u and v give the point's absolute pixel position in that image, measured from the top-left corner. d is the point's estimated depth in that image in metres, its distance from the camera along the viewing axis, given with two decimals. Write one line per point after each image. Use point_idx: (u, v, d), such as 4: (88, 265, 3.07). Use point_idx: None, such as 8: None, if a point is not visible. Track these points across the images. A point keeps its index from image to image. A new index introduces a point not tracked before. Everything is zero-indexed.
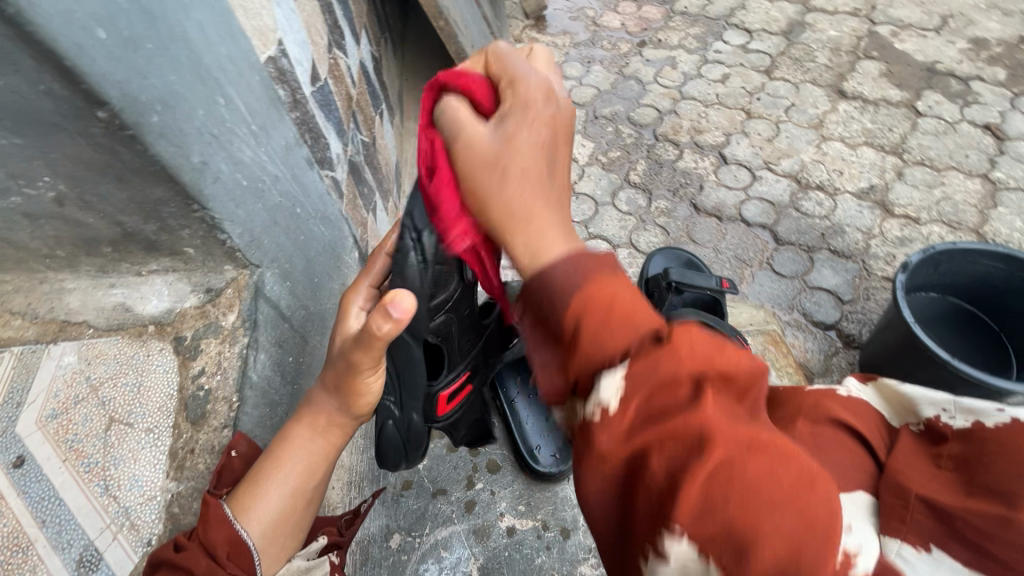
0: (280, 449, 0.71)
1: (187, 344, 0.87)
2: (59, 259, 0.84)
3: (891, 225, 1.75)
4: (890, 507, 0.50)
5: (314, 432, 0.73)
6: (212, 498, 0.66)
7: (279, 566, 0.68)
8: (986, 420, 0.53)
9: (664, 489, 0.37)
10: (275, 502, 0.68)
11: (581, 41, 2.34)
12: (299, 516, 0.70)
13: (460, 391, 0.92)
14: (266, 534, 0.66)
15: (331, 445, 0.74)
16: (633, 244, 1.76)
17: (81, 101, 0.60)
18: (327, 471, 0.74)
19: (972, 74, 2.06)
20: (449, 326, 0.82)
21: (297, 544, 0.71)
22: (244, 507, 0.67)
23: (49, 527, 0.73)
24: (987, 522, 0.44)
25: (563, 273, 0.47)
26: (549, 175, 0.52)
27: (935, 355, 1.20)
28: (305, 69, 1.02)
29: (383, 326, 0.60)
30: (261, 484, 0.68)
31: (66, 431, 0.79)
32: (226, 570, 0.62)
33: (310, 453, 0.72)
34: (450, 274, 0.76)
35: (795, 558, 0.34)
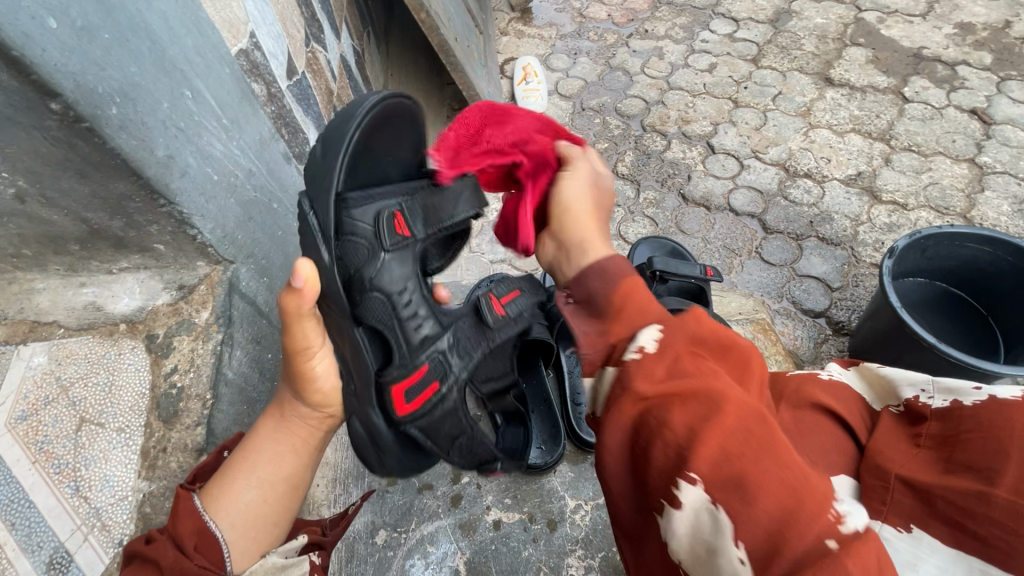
0: (247, 444, 0.71)
1: (159, 342, 0.86)
2: (26, 259, 0.83)
3: (879, 211, 1.74)
4: (872, 488, 0.53)
5: (278, 421, 0.74)
6: (183, 491, 0.66)
7: (253, 560, 0.66)
8: (964, 399, 0.54)
9: (686, 438, 0.45)
10: (243, 491, 0.67)
11: (567, 32, 2.32)
12: (269, 508, 0.68)
13: (424, 387, 0.74)
14: (235, 525, 0.65)
15: (299, 435, 0.74)
16: (622, 235, 1.75)
17: (33, 92, 0.58)
18: (300, 463, 0.73)
19: (959, 59, 2.06)
20: (389, 310, 0.76)
21: (275, 537, 0.70)
22: (214, 500, 0.66)
23: (19, 529, 0.72)
24: (966, 500, 0.46)
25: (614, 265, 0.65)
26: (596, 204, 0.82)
27: (922, 339, 1.20)
28: (280, 63, 1.00)
29: (285, 296, 0.67)
30: (228, 477, 0.68)
31: (36, 433, 0.77)
32: (193, 561, 0.61)
33: (276, 444, 0.72)
34: (366, 249, 0.74)
35: (794, 507, 0.41)
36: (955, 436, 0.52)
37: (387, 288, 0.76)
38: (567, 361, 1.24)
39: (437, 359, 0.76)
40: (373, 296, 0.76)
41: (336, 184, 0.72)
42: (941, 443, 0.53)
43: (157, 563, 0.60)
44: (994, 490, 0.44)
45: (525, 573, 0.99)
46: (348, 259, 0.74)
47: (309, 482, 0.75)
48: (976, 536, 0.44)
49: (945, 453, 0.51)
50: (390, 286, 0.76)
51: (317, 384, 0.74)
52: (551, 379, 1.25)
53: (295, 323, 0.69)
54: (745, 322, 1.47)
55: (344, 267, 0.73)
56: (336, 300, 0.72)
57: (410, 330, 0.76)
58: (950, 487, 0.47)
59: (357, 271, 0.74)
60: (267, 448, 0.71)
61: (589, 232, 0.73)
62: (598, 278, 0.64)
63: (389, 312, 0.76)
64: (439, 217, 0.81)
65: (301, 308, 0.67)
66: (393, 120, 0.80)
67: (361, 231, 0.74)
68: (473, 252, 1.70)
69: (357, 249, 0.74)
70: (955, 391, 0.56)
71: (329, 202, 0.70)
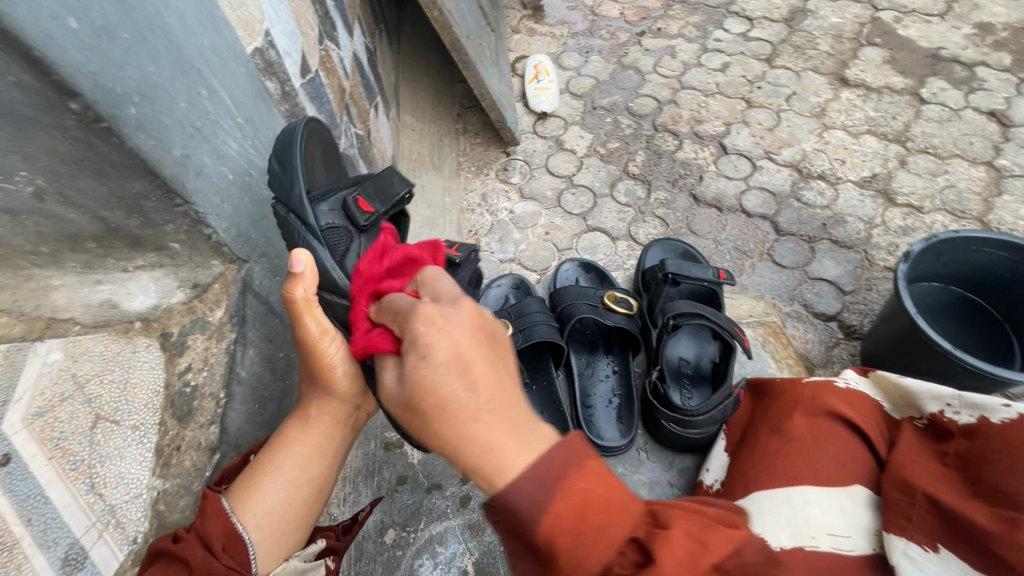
0: (273, 446, 0.76)
1: (174, 341, 0.90)
2: (42, 256, 0.83)
3: (893, 215, 1.72)
4: (898, 502, 0.68)
5: (301, 421, 0.79)
6: (211, 492, 0.68)
7: (276, 563, 0.69)
8: (993, 415, 0.68)
9: None
10: (271, 491, 0.71)
11: (579, 30, 2.30)
12: (295, 509, 0.72)
13: None
14: (262, 527, 0.68)
15: (323, 432, 0.80)
16: (632, 235, 1.73)
17: (51, 92, 0.62)
18: (323, 462, 0.78)
19: (977, 60, 2.02)
20: None
21: (296, 541, 0.72)
22: (242, 502, 0.69)
23: (35, 526, 0.70)
24: (990, 524, 0.59)
25: (528, 492, 0.51)
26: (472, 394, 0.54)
27: (937, 345, 1.17)
28: (294, 61, 1.00)
29: (298, 286, 0.73)
30: (255, 480, 0.71)
31: (52, 429, 0.76)
32: (221, 561, 0.63)
33: (302, 445, 0.77)
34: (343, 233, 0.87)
35: None
36: (984, 457, 0.66)
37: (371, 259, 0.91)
38: (577, 364, 1.23)
39: None
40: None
41: (305, 191, 0.83)
42: (969, 468, 0.67)
43: (185, 562, 0.61)
44: (1018, 514, 0.58)
45: None
46: (333, 243, 0.86)
47: (332, 484, 0.80)
48: (989, 553, 0.58)
49: (972, 477, 0.66)
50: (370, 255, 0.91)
51: (334, 379, 0.80)
52: (561, 380, 1.22)
53: (303, 314, 0.75)
54: (756, 326, 1.46)
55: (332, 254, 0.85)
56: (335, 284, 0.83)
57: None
58: (975, 511, 0.61)
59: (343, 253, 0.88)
60: (294, 449, 0.76)
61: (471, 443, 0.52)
62: (512, 514, 0.52)
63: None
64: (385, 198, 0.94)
65: (306, 295, 0.74)
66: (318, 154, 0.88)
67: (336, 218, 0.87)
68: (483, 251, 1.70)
69: (337, 234, 0.87)
70: (982, 407, 0.70)
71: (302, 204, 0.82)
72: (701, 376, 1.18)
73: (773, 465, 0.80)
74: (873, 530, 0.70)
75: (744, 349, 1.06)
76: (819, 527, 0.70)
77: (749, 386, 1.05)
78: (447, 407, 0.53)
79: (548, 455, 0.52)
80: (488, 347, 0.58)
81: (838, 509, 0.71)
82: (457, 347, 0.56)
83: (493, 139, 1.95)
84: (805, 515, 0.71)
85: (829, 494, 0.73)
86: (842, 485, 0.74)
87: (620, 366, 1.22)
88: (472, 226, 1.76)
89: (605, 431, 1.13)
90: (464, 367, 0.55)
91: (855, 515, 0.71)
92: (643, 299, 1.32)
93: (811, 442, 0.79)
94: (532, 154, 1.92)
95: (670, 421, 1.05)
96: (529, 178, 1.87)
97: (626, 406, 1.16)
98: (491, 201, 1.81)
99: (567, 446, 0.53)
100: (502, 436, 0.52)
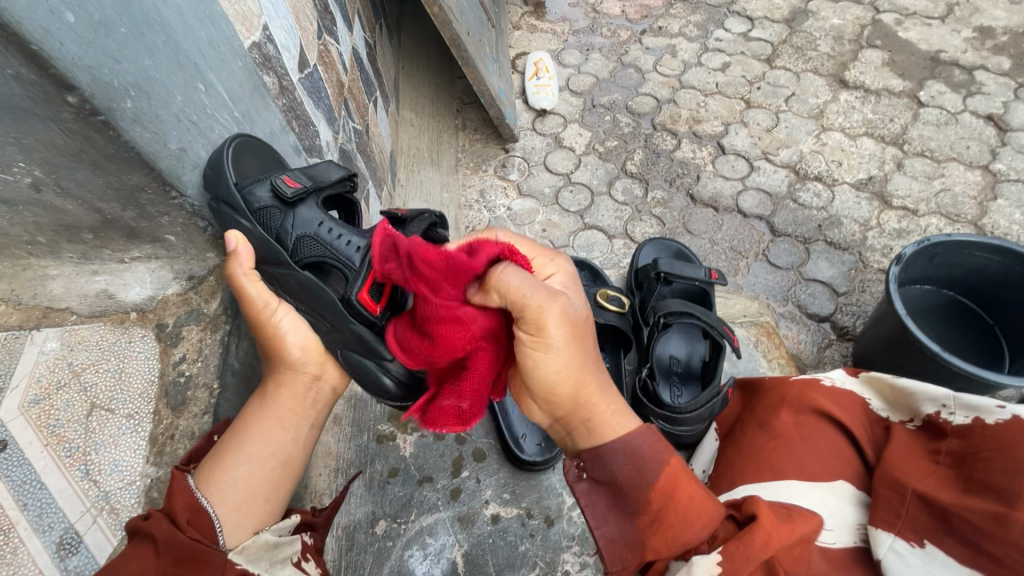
0: (236, 427, 0.77)
1: (168, 332, 0.91)
2: (40, 246, 0.85)
3: (888, 217, 1.73)
4: (888, 499, 0.69)
5: (261, 398, 0.81)
6: (178, 471, 0.69)
7: (247, 535, 0.69)
8: (988, 417, 0.69)
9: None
10: (236, 467, 0.72)
11: (580, 28, 2.30)
12: (261, 482, 0.73)
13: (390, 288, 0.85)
14: (226, 503, 0.69)
15: (285, 406, 0.81)
16: (628, 234, 1.74)
17: (49, 85, 0.65)
18: (289, 436, 0.79)
19: (977, 64, 2.03)
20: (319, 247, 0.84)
21: (265, 516, 0.72)
22: (206, 480, 0.70)
23: (31, 509, 0.74)
24: (982, 520, 0.60)
25: (641, 446, 0.65)
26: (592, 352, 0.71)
27: (926, 347, 1.19)
28: (292, 56, 1.01)
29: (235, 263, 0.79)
30: (220, 459, 0.72)
31: (48, 417, 0.79)
32: (186, 534, 0.62)
33: (262, 420, 0.78)
34: (279, 211, 0.84)
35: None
36: (976, 454, 0.67)
37: (311, 231, 0.85)
38: None
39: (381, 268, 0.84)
40: (304, 241, 0.85)
41: (231, 177, 0.81)
42: (960, 465, 0.68)
43: (152, 537, 0.61)
44: (1008, 509, 0.58)
45: (522, 566, 1.01)
46: (267, 224, 0.83)
47: (302, 458, 0.80)
48: (980, 548, 0.59)
49: (963, 474, 0.67)
50: (309, 225, 0.85)
51: (287, 350, 0.84)
52: None
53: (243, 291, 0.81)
54: (749, 325, 1.47)
55: (267, 231, 0.84)
56: (272, 253, 0.84)
57: (344, 248, 0.85)
58: (964, 506, 0.62)
59: (279, 229, 0.84)
60: (253, 426, 0.77)
61: (586, 384, 0.68)
62: (625, 463, 0.65)
63: (324, 245, 0.85)
64: (320, 179, 0.90)
65: (245, 270, 0.80)
66: (258, 150, 0.86)
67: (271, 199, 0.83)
68: None
69: (272, 214, 0.84)
70: (976, 408, 0.71)
71: (229, 191, 0.80)
72: (691, 374, 1.20)
73: (761, 461, 0.82)
74: (858, 524, 0.70)
75: (733, 348, 1.07)
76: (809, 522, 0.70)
77: (738, 386, 1.06)
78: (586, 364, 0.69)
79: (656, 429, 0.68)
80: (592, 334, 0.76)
81: (821, 503, 0.72)
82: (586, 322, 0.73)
83: (492, 136, 1.96)
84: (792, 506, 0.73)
85: (814, 489, 0.74)
86: (826, 479, 0.76)
87: (611, 364, 1.23)
88: (470, 222, 1.77)
89: None
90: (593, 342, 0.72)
91: (839, 508, 0.72)
92: (636, 298, 1.33)
93: (797, 440, 0.82)
94: (531, 151, 1.93)
95: (659, 418, 1.06)
96: (527, 174, 1.88)
97: None
98: (489, 197, 1.82)
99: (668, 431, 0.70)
100: (610, 397, 0.69)
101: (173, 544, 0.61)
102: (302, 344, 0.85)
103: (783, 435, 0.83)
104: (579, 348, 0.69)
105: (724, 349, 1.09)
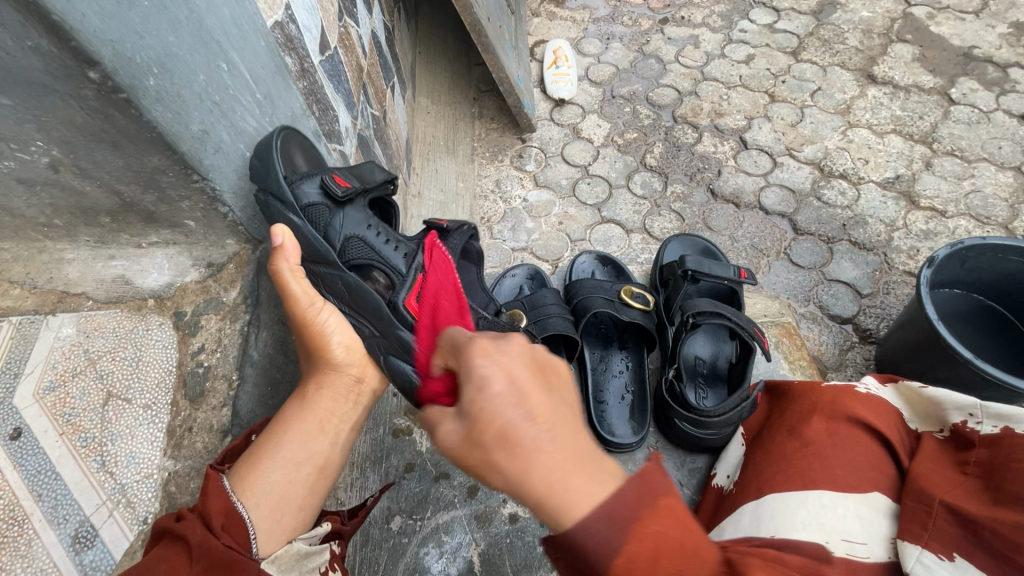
0: (275, 429, 0.75)
1: (187, 320, 0.91)
2: (56, 229, 0.87)
3: (915, 217, 1.68)
4: (916, 511, 0.66)
5: (301, 400, 0.80)
6: (212, 472, 0.68)
7: (279, 543, 0.67)
8: (1016, 425, 0.67)
9: None
10: (270, 471, 0.71)
11: (601, 16, 2.24)
12: (297, 488, 0.71)
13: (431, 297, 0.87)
14: (261, 507, 0.67)
15: (325, 408, 0.80)
16: (647, 229, 1.70)
17: (71, 59, 0.61)
18: (327, 440, 0.78)
19: (1012, 61, 1.96)
20: (367, 252, 0.86)
21: (298, 525, 0.70)
22: (241, 483, 0.68)
23: (45, 502, 0.75)
24: (1011, 531, 0.58)
25: (597, 531, 0.50)
26: (532, 419, 0.53)
27: (958, 354, 1.14)
28: (314, 37, 0.97)
29: (282, 261, 0.80)
30: (256, 461, 0.71)
31: (64, 405, 0.81)
32: (220, 540, 0.62)
33: (303, 422, 0.77)
34: (327, 212, 0.85)
35: None
36: (1005, 464, 0.64)
37: (359, 232, 0.87)
38: (591, 358, 1.21)
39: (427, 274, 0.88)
40: (352, 241, 0.86)
41: (280, 171, 0.82)
42: (989, 476, 0.66)
43: (185, 540, 0.60)
44: None
45: (539, 568, 0.99)
46: (315, 221, 0.84)
47: (338, 462, 0.79)
48: (1009, 560, 0.57)
49: (992, 484, 0.64)
50: (357, 226, 0.86)
51: (331, 352, 0.84)
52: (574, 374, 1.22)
53: (286, 287, 0.80)
54: (770, 325, 1.44)
55: (315, 229, 0.84)
56: (321, 254, 0.85)
57: (391, 253, 0.87)
58: (994, 518, 0.60)
59: (327, 228, 0.85)
60: (293, 428, 0.76)
61: (531, 468, 0.51)
62: (577, 551, 0.51)
63: (370, 249, 0.86)
64: (366, 180, 0.91)
65: (290, 266, 0.80)
66: (302, 142, 0.87)
67: (320, 199, 0.84)
68: (495, 239, 1.68)
69: (320, 211, 0.85)
70: (1006, 417, 0.68)
71: (278, 185, 0.82)
72: (717, 375, 1.17)
73: (788, 468, 0.78)
74: (889, 538, 0.67)
75: (763, 350, 1.04)
76: (836, 532, 0.67)
77: (766, 388, 1.03)
78: (508, 437, 0.52)
79: (626, 493, 0.51)
80: (546, 378, 0.57)
81: (856, 516, 0.69)
82: (512, 377, 0.55)
83: (509, 125, 1.92)
84: (821, 518, 0.69)
85: (848, 501, 0.70)
86: (859, 490, 0.72)
87: (634, 362, 1.20)
88: (485, 212, 1.74)
89: (617, 428, 1.12)
90: (526, 397, 0.54)
91: (871, 522, 0.68)
92: (660, 295, 1.30)
93: (829, 448, 0.77)
94: (548, 142, 1.89)
95: (685, 421, 1.04)
96: (544, 165, 1.83)
97: (638, 404, 1.15)
98: (506, 187, 1.79)
99: (641, 481, 0.52)
100: (567, 470, 0.51)
101: (205, 551, 0.60)
102: (345, 344, 0.85)
103: (814, 441, 0.79)
104: (524, 424, 0.52)
105: (754, 350, 1.06)
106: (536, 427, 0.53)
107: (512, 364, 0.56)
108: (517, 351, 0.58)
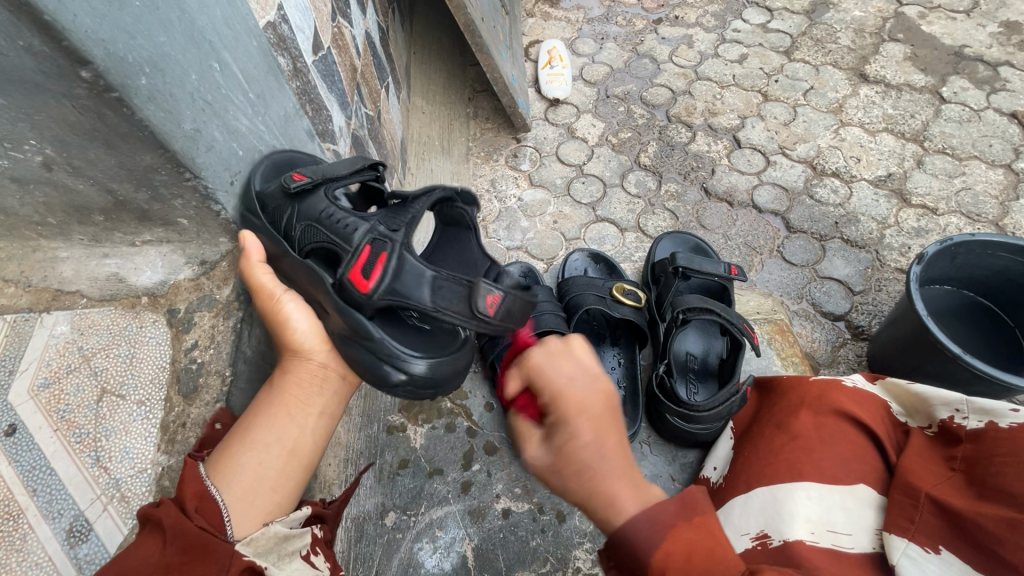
0: (246, 417, 0.77)
1: (180, 317, 0.92)
2: (51, 227, 0.90)
3: (907, 215, 1.70)
4: (905, 505, 0.67)
5: (271, 388, 0.81)
6: (189, 460, 0.70)
7: (254, 524, 0.68)
8: (1002, 420, 0.67)
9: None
10: (241, 455, 0.72)
11: (595, 16, 2.25)
12: (266, 471, 0.72)
13: (375, 262, 0.76)
14: (234, 489, 0.69)
15: (292, 393, 0.80)
16: (641, 227, 1.71)
17: (62, 58, 0.61)
18: (295, 424, 0.77)
19: (1002, 59, 1.97)
20: (317, 232, 0.81)
21: (272, 507, 0.71)
22: (217, 468, 0.70)
23: (40, 496, 0.78)
24: (993, 524, 0.58)
25: (642, 528, 0.59)
26: (598, 449, 0.64)
27: (947, 349, 1.16)
28: (306, 37, 0.98)
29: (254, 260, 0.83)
30: (228, 446, 0.73)
31: (58, 402, 0.83)
32: (195, 521, 0.63)
33: (271, 407, 0.78)
34: (282, 205, 0.84)
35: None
36: (990, 459, 0.65)
37: (313, 217, 0.82)
38: None
39: (376, 237, 0.78)
40: (307, 228, 0.82)
41: (254, 184, 0.87)
42: (972, 470, 0.66)
43: (161, 525, 0.62)
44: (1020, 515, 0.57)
45: (532, 562, 1.00)
46: (277, 220, 0.84)
47: (312, 449, 0.78)
48: (988, 550, 0.58)
49: (978, 481, 0.65)
50: (310, 213, 0.82)
51: (295, 337, 0.82)
52: None
53: (256, 284, 0.83)
54: (763, 323, 1.44)
55: (277, 227, 0.84)
56: (280, 248, 0.84)
57: (339, 231, 0.80)
58: (978, 512, 0.60)
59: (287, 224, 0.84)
60: (262, 412, 0.77)
61: (594, 483, 0.63)
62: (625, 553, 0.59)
63: (320, 230, 0.81)
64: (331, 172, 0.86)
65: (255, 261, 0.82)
66: (287, 162, 0.91)
67: (277, 194, 0.85)
68: (490, 238, 1.69)
69: (281, 210, 0.84)
70: (991, 412, 0.69)
71: (247, 195, 0.86)
72: (708, 371, 1.18)
73: (774, 461, 0.80)
74: (875, 529, 0.68)
75: (752, 345, 1.05)
76: (820, 523, 0.68)
77: (756, 384, 1.05)
78: (585, 468, 0.63)
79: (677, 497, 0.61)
80: (609, 418, 0.68)
81: (839, 506, 0.70)
82: (583, 408, 0.67)
83: (504, 125, 1.93)
84: (805, 508, 0.70)
85: (833, 493, 0.71)
86: (845, 483, 0.72)
87: (626, 358, 1.22)
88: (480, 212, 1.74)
89: None
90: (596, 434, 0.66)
91: (857, 513, 0.69)
92: (652, 292, 1.31)
93: (815, 441, 0.78)
94: (543, 141, 1.90)
95: (676, 416, 1.04)
96: (539, 165, 1.84)
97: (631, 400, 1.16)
98: (500, 187, 1.80)
99: (682, 498, 0.61)
100: (623, 487, 0.62)
101: (179, 531, 0.62)
102: (308, 329, 0.83)
103: (801, 434, 0.80)
104: (586, 444, 0.64)
105: (744, 346, 1.06)
106: (598, 456, 0.64)
107: (573, 398, 0.69)
108: (587, 397, 0.69)
